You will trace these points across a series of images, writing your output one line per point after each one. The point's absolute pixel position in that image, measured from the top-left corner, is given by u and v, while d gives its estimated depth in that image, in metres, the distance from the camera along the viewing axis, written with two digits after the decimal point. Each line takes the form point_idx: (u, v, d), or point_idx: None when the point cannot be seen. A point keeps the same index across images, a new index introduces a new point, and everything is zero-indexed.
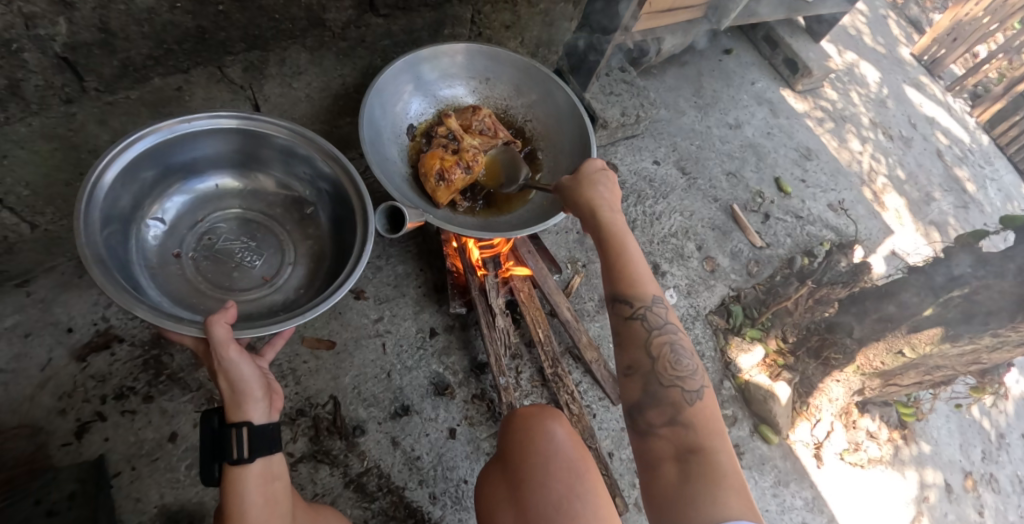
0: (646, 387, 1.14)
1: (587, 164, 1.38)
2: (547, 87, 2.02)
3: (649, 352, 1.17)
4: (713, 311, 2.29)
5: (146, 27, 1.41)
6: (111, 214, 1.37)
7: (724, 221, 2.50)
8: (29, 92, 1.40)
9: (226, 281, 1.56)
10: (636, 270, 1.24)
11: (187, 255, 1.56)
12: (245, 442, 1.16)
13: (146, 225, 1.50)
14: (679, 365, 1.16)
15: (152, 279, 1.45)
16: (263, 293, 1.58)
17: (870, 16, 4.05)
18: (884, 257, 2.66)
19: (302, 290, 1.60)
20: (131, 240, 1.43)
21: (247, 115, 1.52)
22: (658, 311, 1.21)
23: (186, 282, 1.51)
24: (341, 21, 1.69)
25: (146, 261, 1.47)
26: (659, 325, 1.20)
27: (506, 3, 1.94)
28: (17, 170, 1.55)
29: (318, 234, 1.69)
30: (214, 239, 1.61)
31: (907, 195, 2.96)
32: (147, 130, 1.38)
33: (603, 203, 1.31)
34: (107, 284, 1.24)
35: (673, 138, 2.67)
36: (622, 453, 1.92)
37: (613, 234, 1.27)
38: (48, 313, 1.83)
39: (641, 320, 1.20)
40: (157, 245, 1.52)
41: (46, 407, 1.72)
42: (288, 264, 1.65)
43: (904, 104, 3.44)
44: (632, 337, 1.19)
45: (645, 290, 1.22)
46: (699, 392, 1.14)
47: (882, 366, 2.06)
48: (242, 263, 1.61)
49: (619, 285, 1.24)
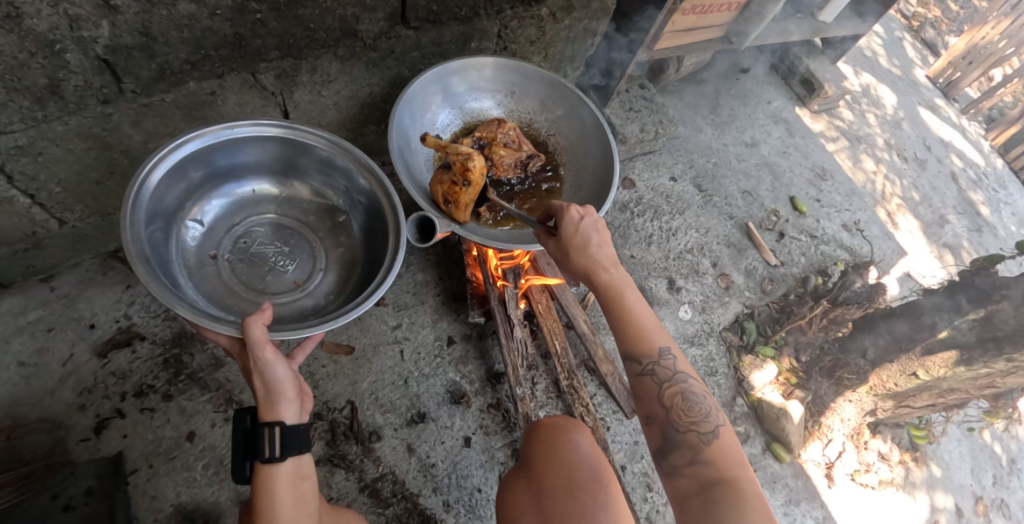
0: (664, 434, 1.17)
1: (569, 215, 1.31)
2: (573, 103, 2.06)
3: (662, 403, 1.19)
4: (727, 328, 2.30)
5: (186, 33, 1.44)
6: (156, 213, 1.41)
7: (739, 239, 2.51)
8: (69, 92, 1.43)
9: (260, 284, 1.59)
10: (643, 323, 1.23)
11: (222, 257, 1.59)
12: (277, 440, 1.17)
13: (186, 226, 1.54)
14: (692, 410, 1.18)
15: (189, 279, 1.48)
16: (295, 297, 1.60)
17: (886, 38, 4.08)
18: (897, 278, 2.66)
19: (333, 296, 1.63)
20: (172, 240, 1.47)
21: (290, 124, 1.56)
22: (666, 363, 1.21)
23: (221, 283, 1.54)
24: (373, 32, 1.72)
25: (185, 262, 1.50)
26: (668, 377, 1.20)
27: (533, 18, 1.98)
28: (51, 167, 1.58)
29: (349, 243, 1.71)
30: (249, 243, 1.64)
31: (921, 217, 2.96)
32: (194, 134, 1.42)
33: (598, 257, 1.27)
34: (151, 280, 1.26)
35: (690, 155, 2.69)
36: (635, 467, 1.92)
37: (613, 289, 1.25)
38: (72, 309, 1.86)
39: (650, 375, 1.20)
40: (195, 246, 1.55)
41: (66, 402, 1.73)
42: (320, 271, 1.67)
43: (919, 127, 3.46)
44: (645, 391, 1.20)
45: (651, 343, 1.22)
46: (716, 432, 1.15)
47: (895, 387, 2.05)
48: (275, 267, 1.63)
49: (626, 340, 1.23)
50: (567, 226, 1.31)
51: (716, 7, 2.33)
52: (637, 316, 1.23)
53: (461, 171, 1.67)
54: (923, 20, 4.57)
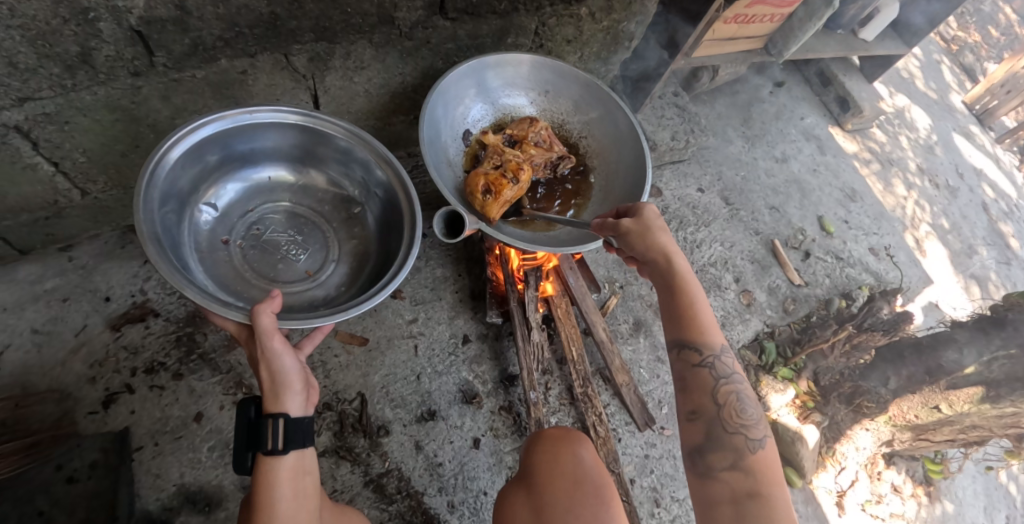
0: (709, 431, 1.11)
1: (648, 206, 1.34)
2: (608, 106, 2.01)
3: (714, 399, 1.15)
4: (746, 345, 2.24)
5: (221, 9, 1.41)
6: (170, 194, 1.38)
7: (764, 255, 2.46)
8: (100, 62, 1.41)
9: (271, 271, 1.56)
10: (706, 317, 1.22)
11: (234, 243, 1.57)
12: (280, 433, 1.14)
13: (200, 209, 1.52)
14: (745, 414, 1.13)
15: (200, 262, 1.46)
16: (306, 287, 1.57)
17: (924, 59, 3.99)
18: (922, 307, 2.60)
19: (345, 286, 1.60)
20: (185, 223, 1.45)
21: (312, 111, 1.55)
22: (726, 360, 1.18)
23: (232, 269, 1.52)
24: (410, 20, 1.69)
25: (196, 245, 1.48)
26: (726, 375, 1.17)
27: (571, 17, 1.93)
28: (77, 136, 1.58)
29: (363, 235, 1.69)
30: (263, 230, 1.62)
31: (949, 245, 2.89)
32: (216, 116, 1.40)
33: (665, 244, 1.28)
34: (161, 263, 1.24)
35: (719, 167, 2.64)
36: (644, 481, 1.87)
37: (680, 277, 1.24)
38: (88, 280, 1.87)
39: (708, 367, 1.17)
40: (208, 230, 1.53)
41: (77, 373, 1.73)
42: (331, 261, 1.64)
43: (953, 153, 3.38)
44: (698, 383, 1.16)
45: (712, 338, 1.20)
46: (762, 443, 1.11)
47: (915, 419, 2.01)
48: (287, 256, 1.60)
49: (687, 330, 1.21)
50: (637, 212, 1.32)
51: (759, 17, 2.27)
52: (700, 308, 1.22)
53: (513, 169, 1.71)
54: (962, 44, 4.51)
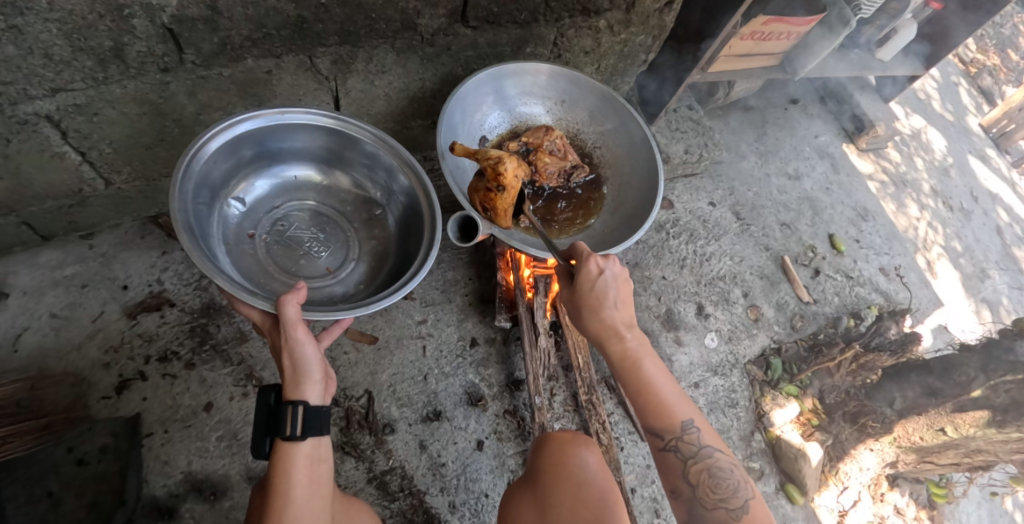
0: (690, 512, 1.18)
1: (586, 275, 1.25)
2: (623, 118, 2.03)
3: (687, 479, 1.18)
4: (752, 361, 2.24)
5: (251, 10, 1.45)
6: (202, 185, 1.43)
7: (774, 271, 2.46)
8: (131, 57, 1.46)
9: (294, 266, 1.59)
10: (663, 396, 1.21)
11: (259, 237, 1.60)
12: (299, 420, 1.17)
13: (229, 203, 1.56)
14: (720, 486, 1.17)
15: (226, 253, 1.49)
16: (326, 283, 1.60)
17: (942, 81, 3.98)
18: (931, 329, 2.59)
19: (364, 285, 1.63)
20: (215, 215, 1.49)
21: (343, 114, 1.60)
22: (690, 437, 1.19)
23: (256, 262, 1.55)
24: (432, 27, 1.72)
25: (224, 237, 1.52)
26: (693, 452, 1.19)
27: (590, 29, 1.96)
28: (105, 128, 1.63)
29: (383, 236, 1.71)
30: (288, 226, 1.65)
31: (961, 268, 2.87)
32: (251, 113, 1.45)
33: (612, 324, 1.24)
34: (193, 251, 1.28)
35: (731, 182, 2.65)
36: (644, 491, 1.88)
37: (632, 361, 1.23)
38: (107, 268, 1.92)
39: (673, 450, 1.19)
40: (235, 223, 1.56)
41: (92, 358, 1.78)
42: (352, 260, 1.67)
43: (968, 176, 3.36)
44: (667, 468, 1.20)
45: (674, 416, 1.20)
46: (745, 507, 1.14)
47: (920, 442, 2.03)
48: (309, 252, 1.64)
49: (649, 414, 1.22)
50: (582, 286, 1.26)
51: (776, 35, 2.30)
52: (657, 389, 1.21)
53: (495, 176, 1.62)
54: (981, 67, 4.49)
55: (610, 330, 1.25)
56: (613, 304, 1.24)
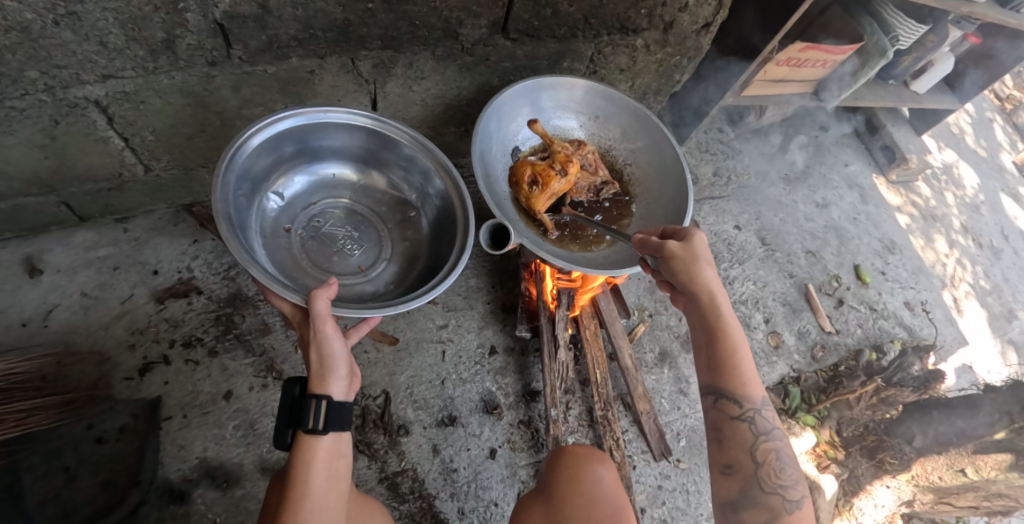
0: (743, 489, 1.13)
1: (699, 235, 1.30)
2: (655, 136, 2.03)
3: (752, 457, 1.15)
4: (770, 388, 2.21)
5: (300, 11, 1.49)
6: (244, 178, 1.46)
7: (796, 299, 2.43)
8: (181, 49, 1.50)
9: (327, 262, 1.62)
10: (745, 367, 1.21)
11: (295, 232, 1.64)
12: (322, 413, 1.17)
13: (268, 197, 1.59)
14: (784, 475, 1.14)
15: (263, 246, 1.52)
16: (357, 281, 1.62)
17: (977, 116, 3.90)
18: (955, 368, 2.52)
19: (394, 285, 1.64)
20: (254, 208, 1.53)
21: (382, 117, 1.63)
22: (766, 416, 1.19)
23: (290, 255, 1.58)
24: (472, 37, 1.75)
25: (261, 230, 1.55)
26: (766, 432, 1.18)
27: (627, 47, 1.97)
28: (150, 116, 1.67)
29: (415, 238, 1.73)
30: (322, 223, 1.68)
31: (989, 307, 2.80)
32: (294, 111, 1.49)
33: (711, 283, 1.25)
34: (232, 240, 1.31)
35: (758, 206, 2.64)
36: (654, 512, 1.85)
37: (723, 323, 1.22)
38: (139, 253, 1.97)
39: (748, 422, 1.18)
40: (273, 217, 1.60)
41: (118, 338, 1.82)
42: (384, 259, 1.69)
43: (997, 215, 3.25)
44: (736, 438, 1.17)
45: (752, 391, 1.19)
46: (800, 503, 1.12)
47: (937, 480, 2.15)
48: (342, 250, 1.66)
49: (727, 379, 1.20)
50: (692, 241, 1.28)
51: (811, 62, 2.30)
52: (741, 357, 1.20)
53: (561, 160, 1.80)
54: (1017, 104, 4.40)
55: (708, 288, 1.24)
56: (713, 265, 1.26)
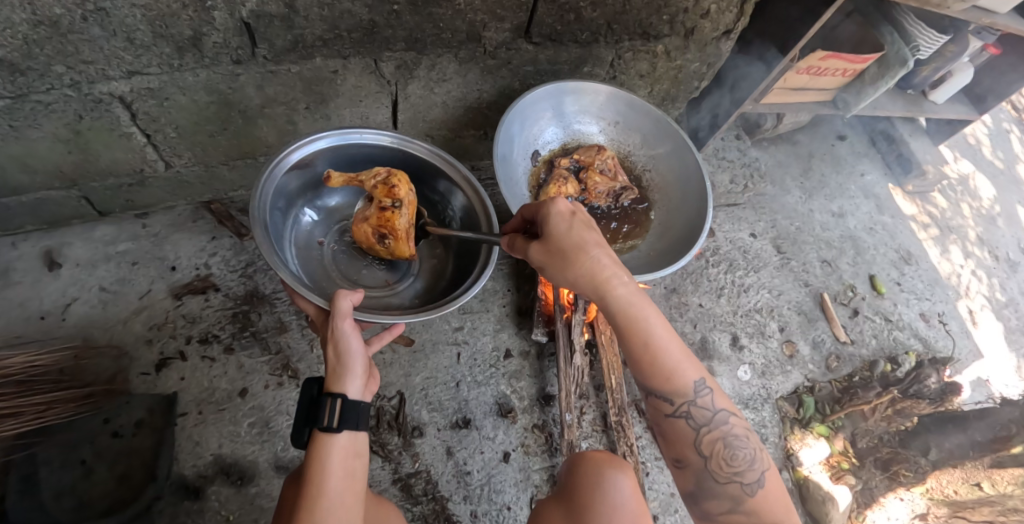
0: (699, 482, 1.17)
1: (556, 214, 1.18)
2: (676, 143, 2.03)
3: (700, 451, 1.17)
4: (784, 397, 2.20)
5: (326, 11, 1.49)
6: (280, 194, 1.53)
7: (811, 308, 2.42)
8: (208, 47, 1.50)
9: (356, 275, 1.66)
10: (662, 355, 1.16)
11: (327, 245, 1.69)
12: (336, 412, 1.16)
13: (303, 212, 1.65)
14: (735, 459, 1.16)
15: (296, 257, 1.59)
16: (384, 295, 1.64)
17: (995, 127, 3.85)
18: (970, 381, 2.47)
19: (419, 299, 1.66)
20: (289, 222, 1.59)
21: (417, 142, 1.68)
22: (703, 402, 1.17)
23: (322, 268, 1.64)
24: (496, 40, 1.75)
25: (295, 241, 1.61)
26: (706, 421, 1.17)
27: (648, 53, 1.96)
28: (173, 113, 1.68)
29: (444, 254, 1.74)
30: (354, 238, 1.73)
31: (1005, 321, 2.77)
32: (324, 133, 1.54)
33: (596, 268, 1.14)
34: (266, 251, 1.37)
35: (774, 215, 2.63)
36: (667, 519, 1.85)
37: (626, 315, 1.14)
38: (158, 248, 1.98)
39: (684, 417, 1.17)
40: (307, 230, 1.66)
41: (136, 333, 1.83)
42: (411, 274, 1.71)
43: (1015, 226, 3.22)
44: (678, 434, 1.19)
45: (682, 383, 1.17)
46: (760, 480, 1.14)
47: (952, 494, 2.17)
48: (371, 264, 1.70)
49: (652, 378, 1.18)
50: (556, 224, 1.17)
51: (831, 70, 2.29)
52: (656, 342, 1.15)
53: (385, 194, 1.49)
54: None
55: (602, 279, 1.15)
56: (601, 248, 1.16)
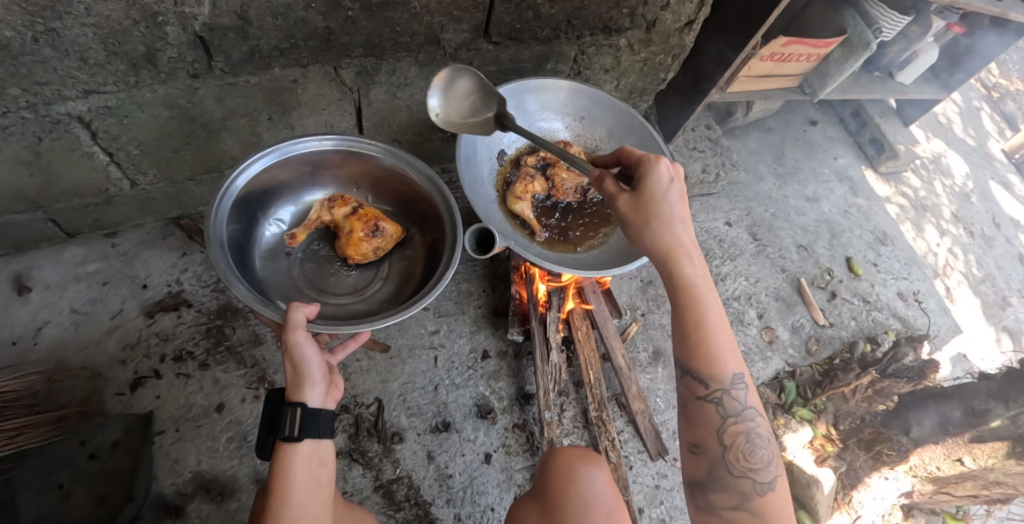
0: (710, 468, 1.12)
1: (653, 175, 1.21)
2: (642, 135, 2.03)
3: (721, 439, 1.12)
4: (765, 383, 2.21)
5: (280, 21, 1.48)
6: (239, 209, 1.54)
7: (789, 294, 2.43)
8: (162, 62, 1.49)
9: (323, 284, 1.68)
10: (712, 337, 1.13)
11: (295, 255, 1.70)
12: (296, 422, 1.14)
13: (267, 224, 1.66)
14: (753, 456, 1.10)
15: (263, 269, 1.60)
16: (352, 301, 1.66)
17: (965, 105, 3.88)
18: (950, 357, 2.53)
19: (387, 303, 1.66)
20: (253, 234, 1.60)
21: (372, 144, 1.66)
22: (737, 395, 1.12)
23: (289, 278, 1.65)
24: (455, 42, 1.75)
25: (261, 253, 1.62)
26: (735, 412, 1.12)
27: (610, 47, 1.97)
28: (134, 130, 1.66)
29: (412, 257, 1.75)
30: (321, 247, 1.75)
31: (982, 295, 2.80)
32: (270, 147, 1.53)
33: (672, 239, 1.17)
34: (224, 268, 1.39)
35: (748, 203, 2.64)
36: (652, 512, 1.84)
37: (686, 290, 1.15)
38: (128, 267, 1.96)
39: (715, 404, 1.12)
40: (272, 241, 1.66)
41: (109, 354, 1.81)
42: (381, 278, 1.72)
43: (988, 202, 3.25)
44: (703, 420, 1.13)
45: (722, 369, 1.12)
46: (771, 483, 1.10)
47: (934, 471, 2.15)
48: (339, 271, 1.72)
49: (694, 356, 1.13)
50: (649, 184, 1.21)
51: (795, 56, 2.31)
52: (707, 326, 1.13)
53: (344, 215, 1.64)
54: (1004, 92, 4.23)
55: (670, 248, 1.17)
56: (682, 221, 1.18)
